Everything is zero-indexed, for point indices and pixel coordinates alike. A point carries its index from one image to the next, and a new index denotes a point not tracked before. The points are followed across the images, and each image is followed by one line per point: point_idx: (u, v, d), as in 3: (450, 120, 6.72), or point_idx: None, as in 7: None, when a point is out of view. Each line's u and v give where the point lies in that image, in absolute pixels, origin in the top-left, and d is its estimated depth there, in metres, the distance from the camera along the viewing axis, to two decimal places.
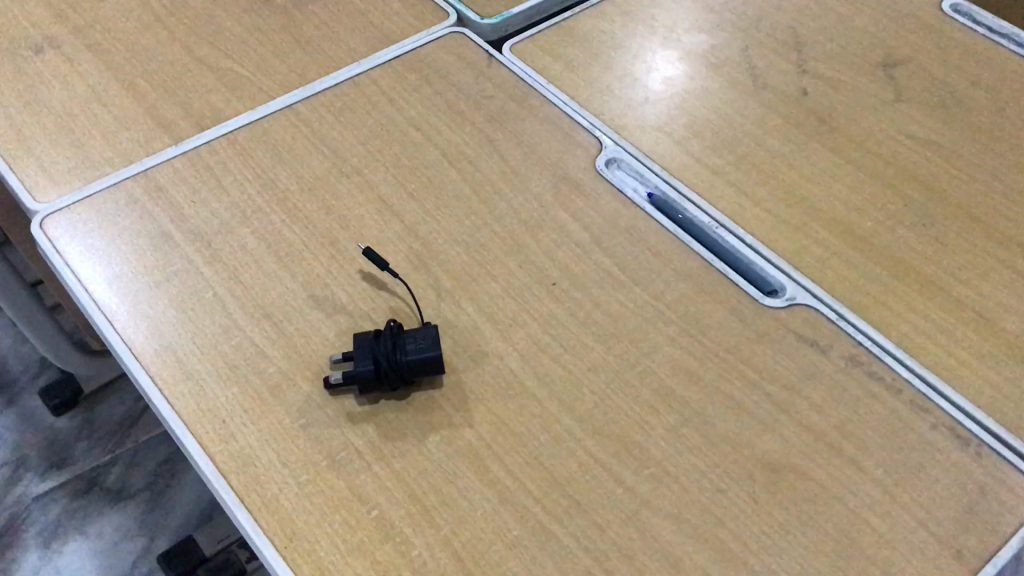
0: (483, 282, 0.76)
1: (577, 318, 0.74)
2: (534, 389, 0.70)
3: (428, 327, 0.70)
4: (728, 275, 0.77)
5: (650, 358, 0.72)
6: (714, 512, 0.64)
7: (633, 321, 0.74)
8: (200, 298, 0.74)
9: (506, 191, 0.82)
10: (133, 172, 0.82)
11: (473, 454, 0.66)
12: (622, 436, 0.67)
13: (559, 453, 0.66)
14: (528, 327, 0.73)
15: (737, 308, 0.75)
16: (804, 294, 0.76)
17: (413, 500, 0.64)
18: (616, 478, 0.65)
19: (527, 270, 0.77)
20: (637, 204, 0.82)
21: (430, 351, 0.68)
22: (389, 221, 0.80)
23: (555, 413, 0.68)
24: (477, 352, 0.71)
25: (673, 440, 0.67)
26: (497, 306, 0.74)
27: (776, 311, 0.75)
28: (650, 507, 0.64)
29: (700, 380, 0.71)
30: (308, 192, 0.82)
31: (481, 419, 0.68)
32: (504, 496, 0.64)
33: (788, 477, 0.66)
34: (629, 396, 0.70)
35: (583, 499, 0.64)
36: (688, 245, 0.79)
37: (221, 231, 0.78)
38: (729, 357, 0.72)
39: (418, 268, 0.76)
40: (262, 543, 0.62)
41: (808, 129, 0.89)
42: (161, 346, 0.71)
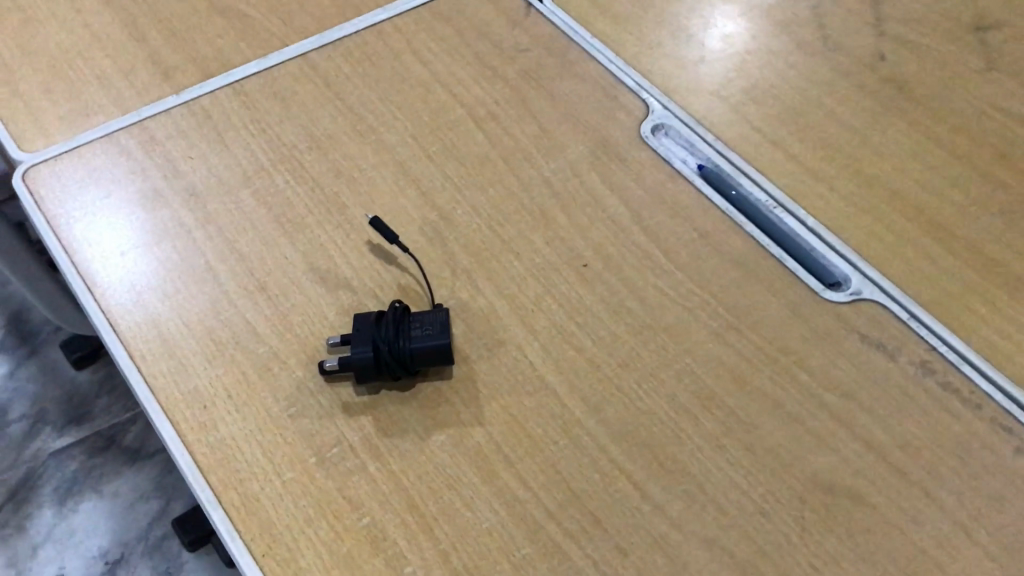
0: (504, 260, 0.67)
1: (608, 306, 0.65)
2: (554, 386, 0.61)
3: (439, 311, 0.62)
4: (785, 262, 0.68)
5: (689, 355, 0.63)
6: (754, 540, 0.56)
7: (673, 311, 0.65)
8: (189, 265, 0.67)
9: (537, 157, 0.73)
10: (127, 122, 0.75)
11: (481, 457, 0.58)
12: (653, 445, 0.59)
13: (580, 461, 0.58)
14: (552, 314, 0.65)
15: (793, 301, 0.66)
16: (871, 288, 0.67)
17: (410, 507, 0.56)
18: (644, 493, 0.57)
19: (555, 249, 0.68)
20: (684, 177, 0.72)
21: (437, 339, 0.60)
22: (404, 187, 0.71)
23: (578, 414, 0.60)
24: (493, 341, 0.63)
25: (711, 452, 0.59)
26: (519, 289, 0.66)
27: (837, 306, 0.66)
28: (681, 529, 0.56)
29: (746, 383, 0.62)
30: (316, 151, 0.73)
31: (493, 417, 0.60)
32: (514, 508, 0.56)
33: (843, 502, 0.57)
34: (662, 398, 0.61)
35: (604, 515, 0.56)
36: (741, 226, 0.70)
37: (217, 192, 0.71)
38: (781, 357, 0.63)
39: (434, 242, 0.68)
40: (237, 548, 0.54)
41: (884, 98, 0.79)
42: (143, 318, 0.64)
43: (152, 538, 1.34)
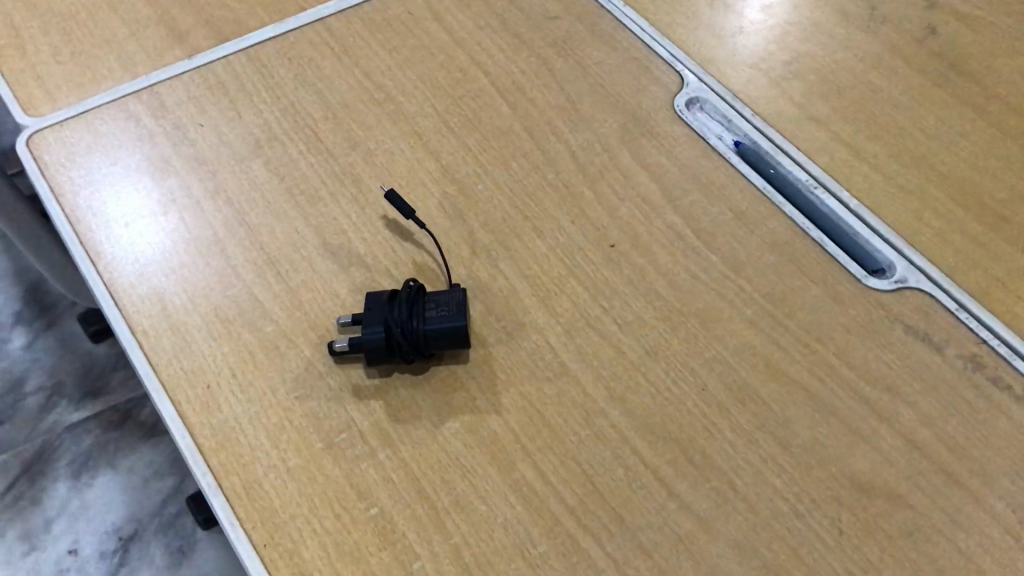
0: (526, 238, 0.64)
1: (636, 289, 0.61)
2: (577, 372, 0.58)
3: (455, 290, 0.59)
4: (826, 247, 0.64)
5: (721, 343, 0.59)
6: (788, 542, 0.52)
7: (704, 296, 0.61)
8: (197, 237, 0.64)
9: (563, 131, 0.70)
10: (137, 87, 0.71)
11: (497, 447, 0.55)
12: (681, 438, 0.55)
13: (602, 454, 0.55)
14: (576, 296, 0.61)
15: (834, 288, 0.62)
16: (918, 276, 0.62)
17: (421, 499, 0.53)
18: (670, 489, 0.54)
19: (581, 227, 0.64)
20: (719, 154, 0.68)
21: (454, 320, 0.56)
22: (423, 160, 0.68)
23: (601, 404, 0.56)
24: (513, 323, 0.60)
25: (743, 447, 0.55)
26: (542, 269, 0.62)
27: (880, 294, 0.62)
28: (708, 529, 0.52)
29: (781, 374, 0.58)
30: (332, 120, 0.70)
31: (511, 404, 0.56)
32: (531, 502, 0.53)
33: (883, 504, 0.53)
34: (691, 389, 0.57)
35: (627, 513, 0.53)
36: (779, 207, 0.65)
37: (228, 161, 0.67)
38: (819, 347, 0.59)
39: (452, 217, 0.65)
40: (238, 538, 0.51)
41: (934, 74, 0.74)
42: (148, 291, 0.61)
43: (166, 515, 1.31)
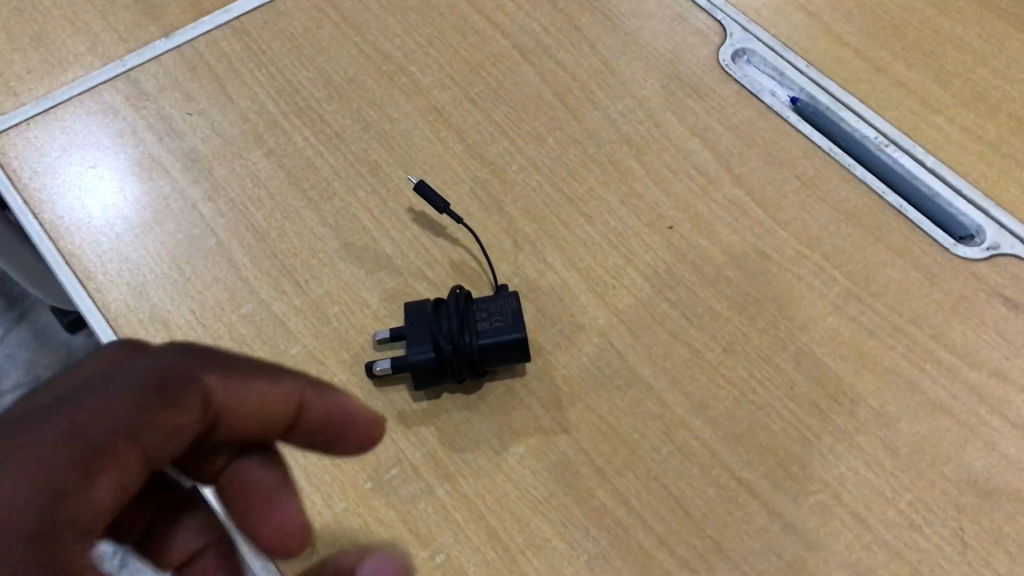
0: (574, 225, 0.56)
1: (703, 276, 0.55)
2: (649, 378, 0.51)
3: (507, 294, 0.51)
4: (906, 213, 0.57)
5: (805, 333, 0.53)
6: (907, 560, 0.46)
7: (780, 279, 0.55)
8: (199, 247, 0.56)
9: (599, 97, 0.62)
10: (111, 74, 0.62)
11: (570, 473, 0.48)
12: (773, 448, 0.49)
13: (689, 472, 0.49)
14: (638, 289, 0.54)
15: (920, 260, 0.55)
16: (1011, 240, 0.56)
17: (491, 540, 0.47)
18: (769, 509, 0.48)
19: (633, 208, 0.57)
20: (776, 113, 0.61)
21: (510, 331, 0.49)
22: (446, 140, 0.60)
23: (680, 413, 0.50)
24: (571, 327, 0.53)
25: (843, 453, 0.49)
26: (595, 260, 0.55)
27: (972, 264, 0.55)
28: (818, 552, 0.47)
29: (876, 364, 0.52)
30: (337, 100, 0.62)
31: (580, 421, 0.50)
32: (616, 536, 0.47)
33: (1007, 508, 0.48)
34: (778, 389, 0.51)
35: (725, 539, 0.47)
36: (850, 170, 0.59)
37: (225, 155, 0.59)
38: (913, 330, 0.53)
39: (488, 206, 0.57)
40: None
41: (1000, 8, 0.67)
42: (148, 314, 0.53)
43: None
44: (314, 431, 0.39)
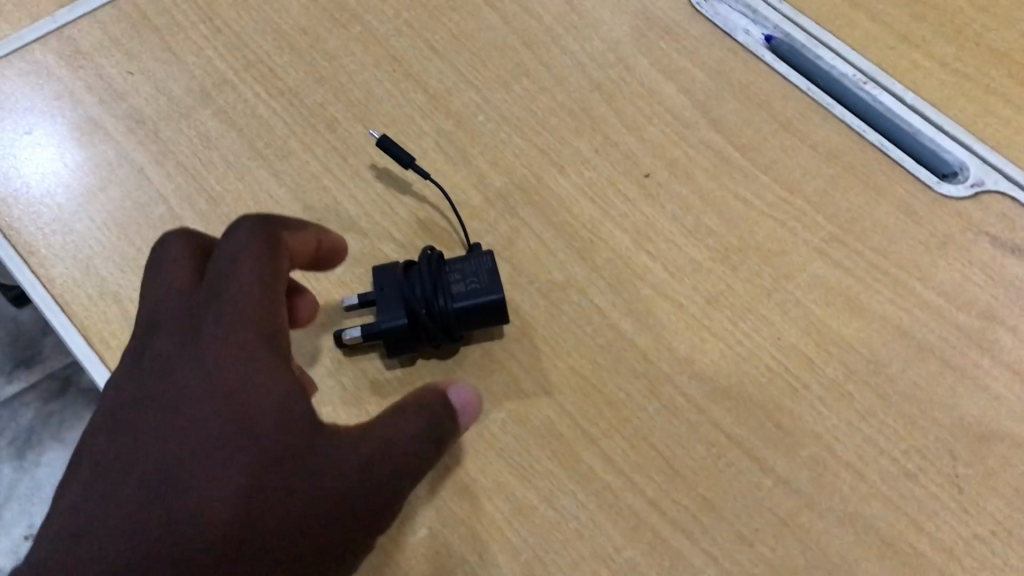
0: (546, 178, 0.54)
1: (682, 225, 0.52)
2: (631, 335, 0.49)
3: (483, 253, 0.48)
4: (888, 151, 0.55)
5: (789, 281, 0.51)
6: (904, 510, 0.45)
7: (761, 225, 0.52)
8: (148, 215, 0.52)
9: (567, 41, 0.59)
10: (41, 30, 0.58)
11: (555, 437, 0.47)
12: (763, 402, 0.48)
13: (677, 430, 0.47)
14: (616, 242, 0.52)
15: (904, 201, 0.53)
16: (995, 176, 0.54)
17: (476, 512, 0.45)
18: (761, 464, 0.46)
19: (607, 156, 0.55)
20: (750, 51, 0.59)
21: (486, 293, 0.46)
22: (408, 91, 0.57)
23: (665, 369, 0.48)
24: (548, 285, 0.51)
25: (834, 403, 0.47)
26: (570, 213, 0.53)
27: (956, 203, 0.53)
28: (813, 507, 0.45)
29: (864, 311, 0.50)
30: (288, 52, 0.58)
31: (562, 382, 0.48)
32: (605, 500, 0.45)
33: (1002, 452, 0.46)
34: (765, 339, 0.49)
35: (717, 497, 0.45)
36: (829, 110, 0.56)
37: (171, 115, 0.56)
38: (900, 274, 0.51)
39: (456, 160, 0.55)
40: None
41: None
42: (98, 289, 0.50)
43: None
44: (323, 261, 0.47)
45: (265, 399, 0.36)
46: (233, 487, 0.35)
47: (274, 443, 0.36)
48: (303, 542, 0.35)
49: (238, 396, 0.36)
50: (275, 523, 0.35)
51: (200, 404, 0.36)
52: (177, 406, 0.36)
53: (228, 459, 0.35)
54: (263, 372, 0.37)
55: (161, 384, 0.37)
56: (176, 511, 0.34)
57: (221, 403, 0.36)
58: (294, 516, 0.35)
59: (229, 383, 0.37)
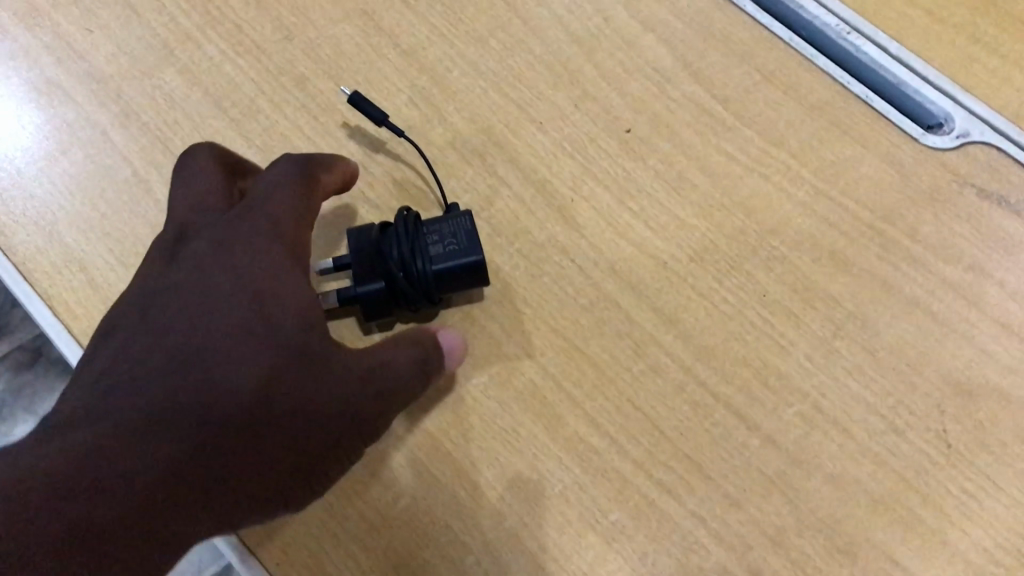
0: (525, 135, 0.52)
1: (665, 181, 0.51)
2: (614, 295, 0.48)
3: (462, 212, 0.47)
4: (872, 103, 0.53)
5: (774, 237, 0.50)
6: (892, 467, 0.44)
7: (745, 180, 0.51)
8: (112, 179, 0.50)
9: None
10: None
11: (538, 400, 0.46)
12: (749, 360, 0.47)
13: (662, 391, 0.46)
14: (597, 200, 0.51)
15: (889, 154, 0.52)
16: (981, 127, 0.52)
17: (459, 478, 0.44)
18: (748, 424, 0.45)
19: (587, 112, 0.53)
20: (732, 3, 0.56)
21: (466, 254, 0.45)
22: (380, 47, 0.55)
23: (650, 329, 0.47)
24: (529, 245, 0.50)
25: (821, 360, 0.47)
26: (550, 171, 0.51)
27: (941, 155, 0.52)
28: (801, 465, 0.44)
29: (849, 266, 0.49)
30: (253, 7, 0.56)
31: (544, 345, 0.47)
32: (590, 463, 0.45)
33: (990, 406, 0.46)
34: (750, 297, 0.48)
35: (704, 458, 0.45)
36: (812, 61, 0.54)
37: (133, 75, 0.53)
38: (887, 228, 0.50)
39: (432, 118, 0.53)
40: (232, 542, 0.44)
41: None
42: (64, 257, 0.48)
43: None
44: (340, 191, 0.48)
45: (287, 307, 0.39)
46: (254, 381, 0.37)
47: (291, 345, 0.38)
48: (309, 436, 0.38)
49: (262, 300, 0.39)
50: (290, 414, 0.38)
51: (226, 303, 0.38)
52: (204, 302, 0.38)
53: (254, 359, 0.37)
54: (286, 282, 0.40)
55: (186, 279, 0.39)
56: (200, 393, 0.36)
57: (247, 305, 0.38)
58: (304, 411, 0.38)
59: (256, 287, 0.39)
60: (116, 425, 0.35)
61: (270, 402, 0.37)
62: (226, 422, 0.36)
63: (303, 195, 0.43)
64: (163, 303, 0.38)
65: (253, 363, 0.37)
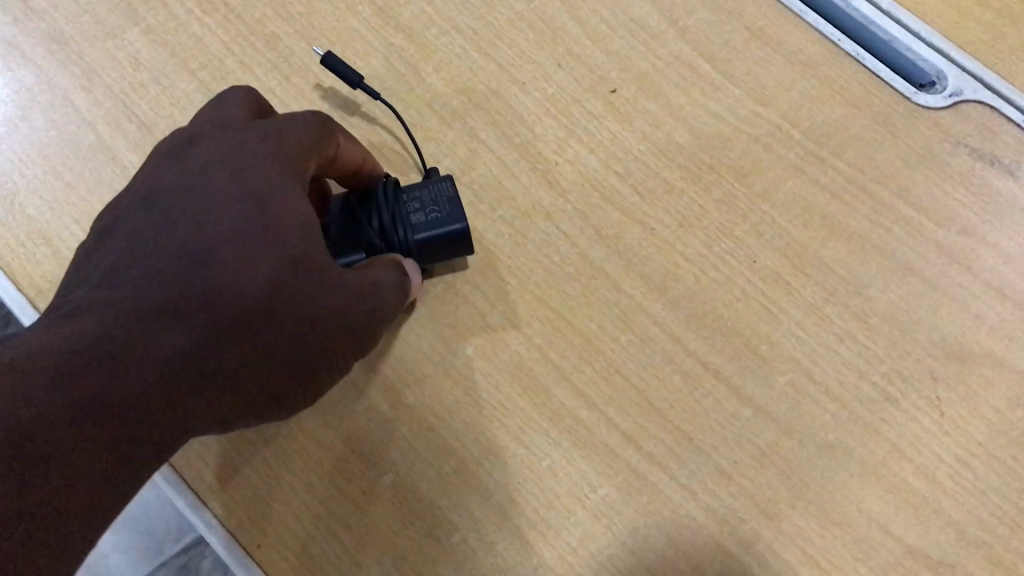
0: (506, 96, 0.50)
1: (651, 144, 0.49)
2: (601, 263, 0.47)
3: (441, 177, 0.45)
4: (863, 60, 0.51)
5: (765, 201, 0.48)
6: (885, 436, 0.44)
7: (734, 142, 0.50)
8: (76, 145, 0.48)
9: None
10: None
11: (524, 373, 0.45)
12: (739, 328, 0.46)
13: (651, 361, 0.45)
14: (582, 164, 0.49)
15: (881, 112, 0.50)
16: (974, 85, 0.50)
17: (445, 454, 0.43)
18: (739, 393, 0.44)
19: (571, 71, 0.51)
20: None
21: (453, 218, 0.44)
22: (354, 4, 0.52)
23: (637, 298, 0.46)
24: (513, 212, 0.48)
25: (813, 326, 0.46)
26: (533, 134, 0.50)
27: (933, 115, 0.50)
28: (793, 436, 0.44)
29: (841, 230, 0.48)
30: None
31: (530, 315, 0.46)
32: (578, 436, 0.44)
33: (983, 373, 0.45)
34: (740, 263, 0.47)
35: (694, 430, 0.44)
36: (801, 16, 0.52)
37: (95, 34, 0.51)
38: (880, 190, 0.48)
39: (409, 79, 0.51)
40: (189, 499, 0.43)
41: None
42: (27, 228, 0.46)
43: None
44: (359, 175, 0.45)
45: None
46: (251, 287, 0.35)
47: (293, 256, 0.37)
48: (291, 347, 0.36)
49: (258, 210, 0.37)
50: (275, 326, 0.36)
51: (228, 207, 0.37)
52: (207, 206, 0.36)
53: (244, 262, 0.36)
54: None
55: (183, 181, 0.37)
56: (193, 296, 0.35)
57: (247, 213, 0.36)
58: (298, 317, 0.36)
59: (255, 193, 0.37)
60: (106, 324, 0.33)
61: (263, 310, 0.36)
62: (219, 325, 0.35)
63: (314, 136, 0.40)
64: (156, 212, 0.37)
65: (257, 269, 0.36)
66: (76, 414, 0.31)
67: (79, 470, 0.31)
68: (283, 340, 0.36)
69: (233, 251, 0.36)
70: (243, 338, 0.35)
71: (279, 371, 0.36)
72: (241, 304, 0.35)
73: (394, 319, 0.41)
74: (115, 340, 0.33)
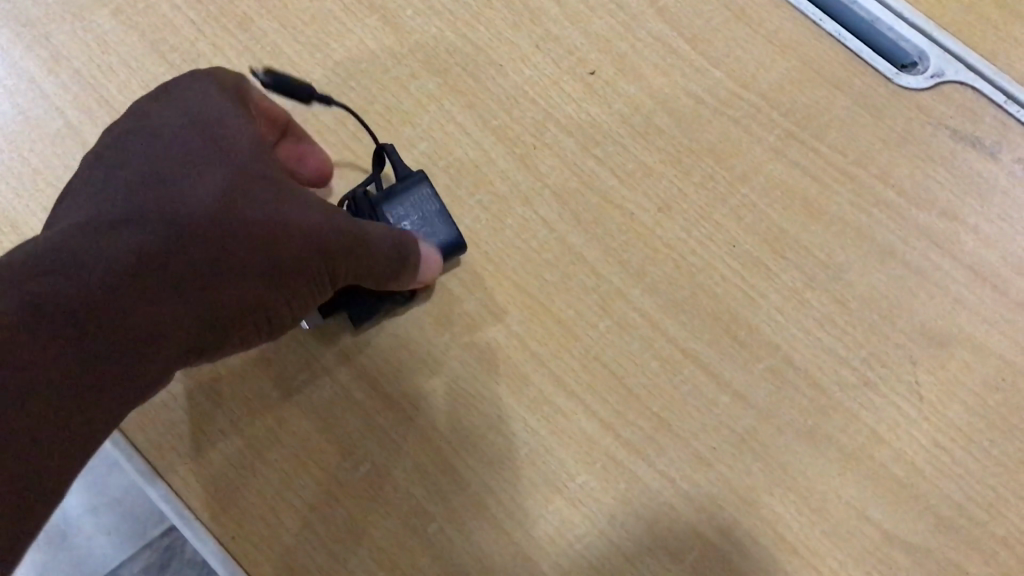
0: (483, 78, 0.50)
1: (630, 127, 0.49)
2: (578, 248, 0.46)
3: (412, 182, 0.45)
4: (845, 41, 0.51)
5: (745, 184, 0.48)
6: (864, 421, 0.43)
7: (714, 124, 0.49)
8: (43, 130, 0.47)
9: None
10: None
11: (501, 362, 0.44)
12: (717, 314, 0.45)
13: (630, 348, 0.45)
14: (561, 147, 0.48)
15: (863, 94, 0.50)
16: (956, 65, 0.50)
17: (421, 443, 0.43)
18: (717, 379, 0.44)
19: (549, 53, 0.50)
20: None
21: (438, 234, 0.45)
22: None
23: (616, 283, 0.46)
24: (489, 197, 0.47)
25: (793, 311, 0.45)
26: (510, 117, 0.49)
27: (915, 96, 0.49)
28: (772, 422, 0.43)
29: (821, 214, 0.47)
30: None
31: (507, 302, 0.45)
32: (555, 424, 0.43)
33: (963, 357, 0.44)
34: (719, 247, 0.46)
35: (672, 416, 0.43)
36: None
37: (62, 15, 0.50)
38: (860, 172, 0.48)
39: (385, 61, 0.50)
40: (160, 489, 0.42)
41: None
42: None
43: None
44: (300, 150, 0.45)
45: None
46: (208, 197, 0.33)
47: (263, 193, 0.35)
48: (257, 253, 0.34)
49: (218, 140, 0.35)
50: (239, 227, 0.33)
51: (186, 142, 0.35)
52: (162, 143, 0.35)
53: (200, 173, 0.34)
54: None
55: (138, 130, 0.36)
56: (151, 208, 0.33)
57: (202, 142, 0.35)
58: (266, 221, 0.34)
59: (209, 129, 0.36)
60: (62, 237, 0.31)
61: (225, 215, 0.33)
62: (177, 231, 0.32)
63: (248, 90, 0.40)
64: None
65: (212, 179, 0.34)
66: (39, 330, 0.30)
67: (47, 390, 0.30)
68: (250, 245, 0.34)
69: (189, 169, 0.34)
70: (209, 242, 0.33)
71: (252, 277, 0.34)
72: (198, 211, 0.33)
73: (380, 245, 0.38)
74: (72, 249, 0.31)
